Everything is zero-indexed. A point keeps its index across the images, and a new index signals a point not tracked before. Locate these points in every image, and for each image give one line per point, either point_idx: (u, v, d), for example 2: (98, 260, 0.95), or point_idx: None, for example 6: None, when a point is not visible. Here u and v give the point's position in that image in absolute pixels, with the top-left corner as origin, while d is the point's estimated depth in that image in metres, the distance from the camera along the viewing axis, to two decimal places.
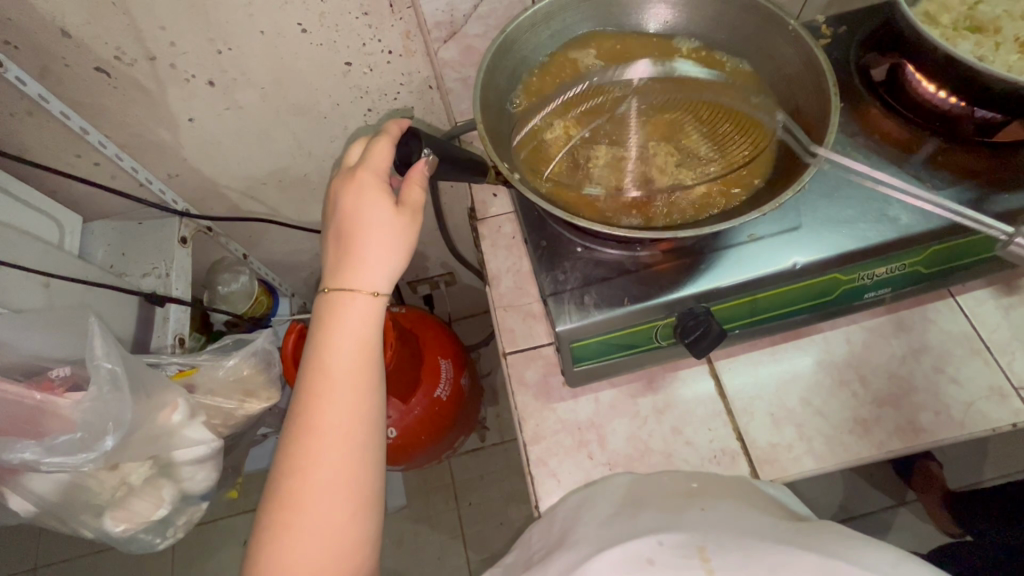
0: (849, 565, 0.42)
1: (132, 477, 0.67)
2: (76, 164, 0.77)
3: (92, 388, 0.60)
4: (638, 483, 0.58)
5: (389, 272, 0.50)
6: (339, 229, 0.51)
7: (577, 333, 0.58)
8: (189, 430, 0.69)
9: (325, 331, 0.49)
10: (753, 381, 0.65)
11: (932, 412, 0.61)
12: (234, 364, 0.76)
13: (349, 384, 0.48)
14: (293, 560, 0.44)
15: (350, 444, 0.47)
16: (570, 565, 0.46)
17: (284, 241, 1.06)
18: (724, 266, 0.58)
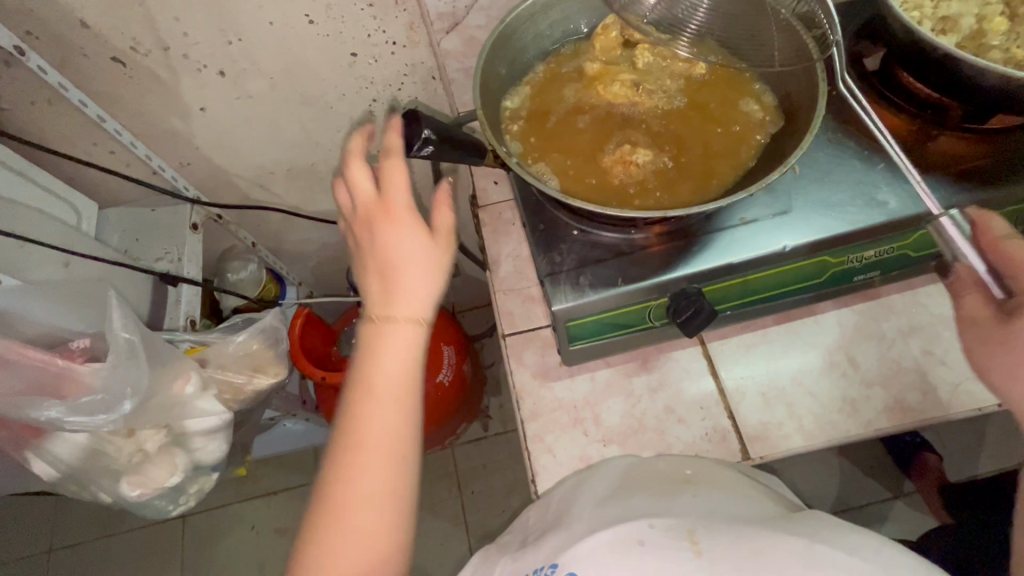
0: (835, 550, 0.43)
1: (147, 444, 0.70)
2: (94, 151, 0.80)
3: (111, 355, 0.63)
4: (634, 466, 0.59)
5: (429, 303, 0.55)
6: (382, 261, 0.55)
7: (573, 312, 0.60)
8: (199, 402, 0.71)
9: (372, 352, 0.52)
10: (746, 364, 0.67)
11: (919, 392, 0.63)
12: (243, 340, 0.77)
13: (391, 402, 0.50)
14: (336, 559, 0.46)
15: (396, 457, 0.49)
16: (563, 544, 0.48)
17: (292, 228, 1.09)
18: (716, 248, 0.60)
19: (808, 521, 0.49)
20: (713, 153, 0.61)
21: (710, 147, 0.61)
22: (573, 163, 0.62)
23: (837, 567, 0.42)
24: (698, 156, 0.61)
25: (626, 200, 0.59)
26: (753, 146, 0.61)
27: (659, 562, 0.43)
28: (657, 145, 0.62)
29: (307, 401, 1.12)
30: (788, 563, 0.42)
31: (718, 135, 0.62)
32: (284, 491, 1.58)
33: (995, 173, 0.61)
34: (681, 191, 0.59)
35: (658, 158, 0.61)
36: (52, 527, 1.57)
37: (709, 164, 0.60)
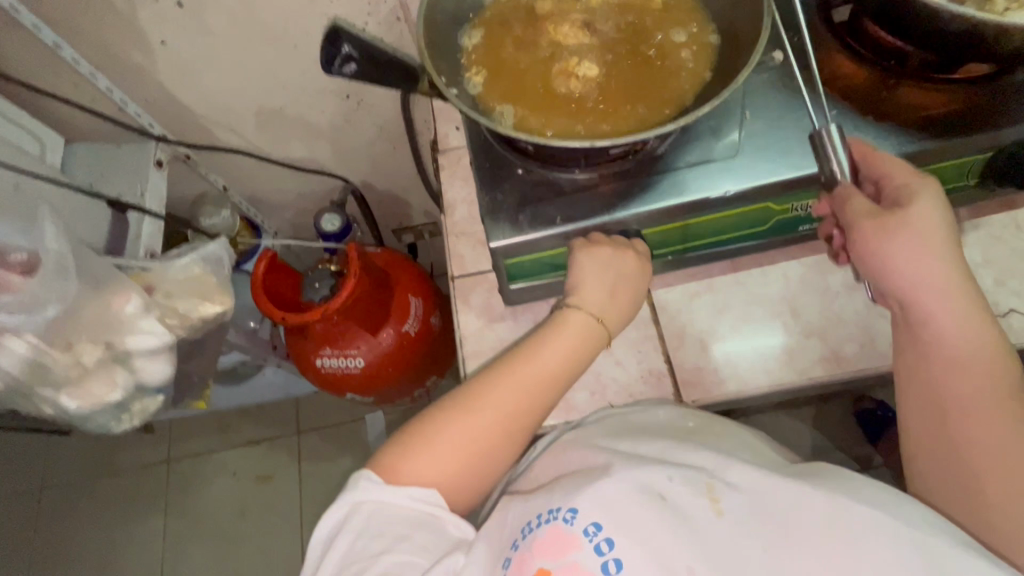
0: (855, 502, 0.45)
1: (85, 358, 0.71)
2: (56, 84, 0.80)
3: (41, 269, 0.64)
4: (638, 411, 0.61)
5: (616, 311, 0.61)
6: (598, 260, 0.59)
7: (510, 249, 0.60)
8: (142, 321, 0.74)
9: (562, 331, 0.59)
10: (689, 312, 0.67)
11: (858, 343, 0.63)
12: (184, 264, 0.77)
13: (568, 363, 0.59)
14: (463, 458, 0.56)
15: (535, 397, 0.57)
16: (578, 486, 0.50)
17: (266, 175, 1.10)
18: (657, 190, 0.60)
19: (827, 473, 0.51)
20: (660, 84, 0.59)
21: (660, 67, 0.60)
22: (519, 94, 0.61)
23: (859, 525, 0.44)
24: (648, 80, 0.60)
25: (568, 131, 0.58)
26: (700, 78, 0.59)
27: (679, 519, 0.47)
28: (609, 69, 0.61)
29: (278, 348, 1.14)
30: (808, 522, 0.45)
31: (667, 68, 0.60)
32: (266, 442, 1.62)
33: (967, 123, 0.59)
34: (623, 122, 0.58)
35: (609, 87, 0.60)
36: (42, 468, 1.62)
37: (654, 95, 0.59)
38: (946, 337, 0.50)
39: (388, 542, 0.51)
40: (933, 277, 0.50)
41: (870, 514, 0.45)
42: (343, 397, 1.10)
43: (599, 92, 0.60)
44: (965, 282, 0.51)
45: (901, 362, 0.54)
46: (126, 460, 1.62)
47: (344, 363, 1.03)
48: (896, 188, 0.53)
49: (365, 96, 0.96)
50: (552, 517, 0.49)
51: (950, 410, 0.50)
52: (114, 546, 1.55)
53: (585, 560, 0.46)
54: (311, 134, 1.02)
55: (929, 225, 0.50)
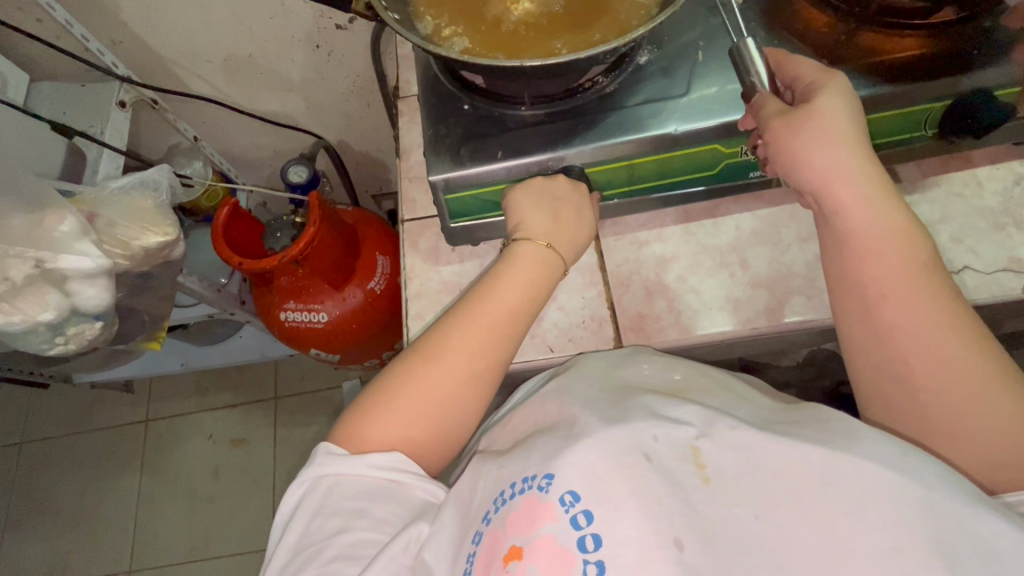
0: (854, 454, 0.42)
1: (12, 273, 0.65)
2: (17, 16, 0.80)
3: None
4: (621, 362, 0.56)
5: (567, 239, 0.59)
6: (544, 194, 0.58)
7: (451, 184, 0.59)
8: (77, 243, 0.68)
9: (509, 266, 0.58)
10: (636, 260, 0.65)
11: (804, 296, 0.62)
12: (121, 188, 0.76)
13: (519, 294, 0.57)
14: (416, 412, 0.52)
15: (487, 333, 0.54)
16: (554, 452, 0.45)
17: (238, 127, 1.09)
18: (600, 127, 0.59)
19: (826, 422, 0.47)
20: (607, 10, 0.58)
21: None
22: (463, 17, 0.59)
23: (857, 480, 0.41)
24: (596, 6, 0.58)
25: (514, 51, 0.56)
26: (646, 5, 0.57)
27: (665, 483, 0.42)
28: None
29: (246, 303, 1.14)
30: (807, 482, 0.41)
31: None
32: (243, 405, 1.62)
33: (931, 69, 0.57)
34: (571, 43, 0.56)
35: (557, 10, 0.58)
36: (24, 422, 1.64)
37: (602, 20, 0.57)
38: (861, 223, 0.52)
39: (343, 521, 0.48)
40: (845, 165, 0.52)
41: (871, 471, 0.41)
42: (308, 353, 1.10)
43: (547, 15, 0.58)
44: (871, 167, 0.52)
45: (824, 255, 0.55)
46: (105, 417, 1.63)
47: (309, 317, 1.03)
48: (807, 87, 0.55)
49: (336, 46, 0.95)
50: (527, 486, 0.44)
51: (874, 297, 0.51)
52: (89, 502, 1.57)
53: (559, 533, 0.41)
54: (282, 86, 1.02)
55: (835, 116, 0.52)
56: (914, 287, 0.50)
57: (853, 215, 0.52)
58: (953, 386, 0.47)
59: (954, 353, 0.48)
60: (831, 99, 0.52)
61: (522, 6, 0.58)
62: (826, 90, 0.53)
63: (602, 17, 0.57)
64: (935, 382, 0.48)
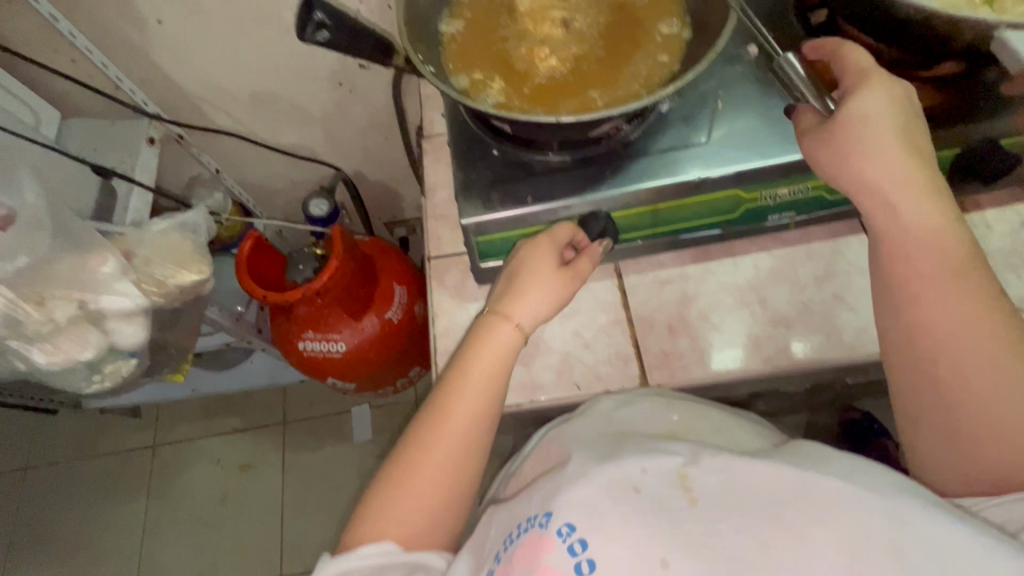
0: (824, 475, 0.44)
1: (57, 315, 0.70)
2: (52, 57, 0.82)
3: (17, 224, 0.66)
4: (620, 408, 0.58)
5: (542, 312, 0.59)
6: (517, 275, 0.59)
7: (482, 227, 0.61)
8: (117, 284, 0.71)
9: (484, 348, 0.56)
10: (659, 298, 0.67)
11: (824, 334, 0.64)
12: (161, 228, 0.77)
13: (497, 375, 0.55)
14: (406, 513, 0.50)
15: (467, 420, 0.53)
16: (550, 490, 0.47)
17: (258, 159, 1.11)
18: (625, 173, 0.61)
19: (805, 454, 0.49)
20: (634, 66, 0.60)
21: (632, 50, 0.61)
22: (496, 72, 0.61)
23: (826, 496, 0.43)
24: (623, 62, 0.60)
25: (545, 108, 0.59)
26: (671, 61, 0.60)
27: (656, 511, 0.44)
28: (583, 51, 0.61)
29: (263, 331, 1.15)
30: (787, 500, 0.43)
31: (639, 50, 0.61)
32: (251, 430, 1.62)
33: (939, 121, 0.60)
34: (600, 100, 0.58)
35: (586, 66, 0.61)
36: (29, 447, 1.63)
37: (629, 76, 0.60)
38: (897, 225, 0.53)
39: None
40: (889, 170, 0.52)
41: (846, 489, 0.43)
42: (325, 382, 1.10)
43: (576, 72, 0.60)
44: (919, 165, 0.53)
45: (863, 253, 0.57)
46: (112, 443, 1.63)
47: (326, 347, 1.04)
48: (845, 89, 0.55)
49: (358, 84, 0.97)
50: (529, 524, 0.46)
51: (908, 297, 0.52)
52: (95, 529, 1.55)
53: (558, 563, 0.41)
54: (303, 121, 1.04)
55: (876, 121, 0.52)
56: (951, 290, 0.51)
57: (886, 219, 0.53)
58: (982, 390, 0.48)
59: (1005, 364, 0.48)
60: (864, 104, 0.53)
61: (549, 61, 0.61)
62: (867, 93, 0.53)
63: (625, 74, 0.60)
64: (965, 388, 0.49)
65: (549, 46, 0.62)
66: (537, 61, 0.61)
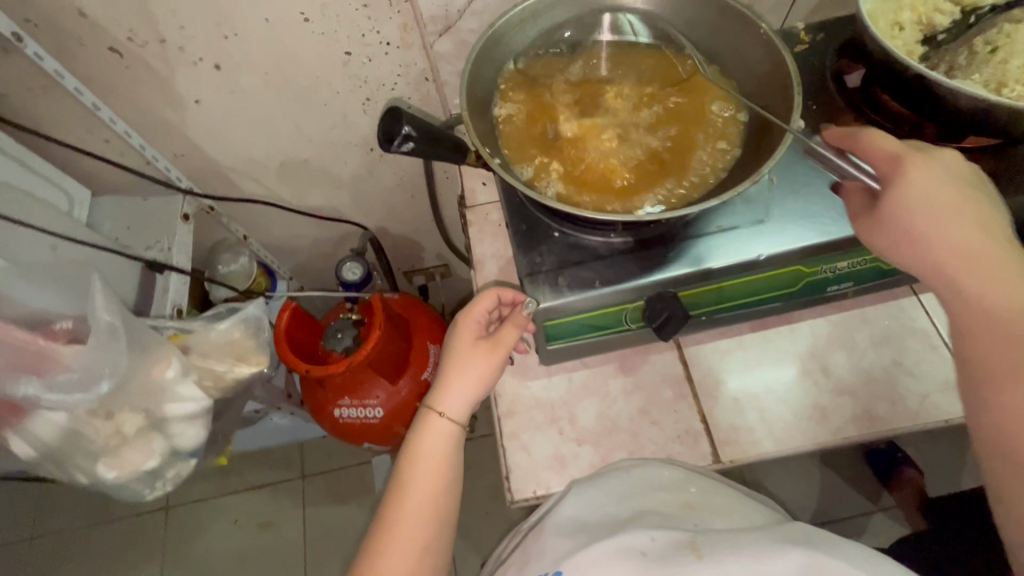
0: (828, 555, 0.49)
1: (125, 427, 0.68)
2: (87, 139, 0.81)
3: (92, 337, 0.61)
4: (637, 468, 0.61)
5: (464, 400, 0.65)
6: (443, 372, 0.67)
7: (550, 312, 0.61)
8: (181, 387, 0.71)
9: (419, 440, 0.65)
10: (721, 369, 0.68)
11: (889, 402, 0.64)
12: (226, 328, 0.76)
13: (433, 465, 0.64)
14: None
15: (414, 509, 0.62)
16: (566, 553, 0.54)
17: (284, 222, 1.10)
18: (690, 253, 0.62)
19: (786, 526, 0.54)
20: (696, 157, 0.62)
21: (693, 134, 0.63)
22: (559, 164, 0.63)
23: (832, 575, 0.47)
24: (686, 153, 0.62)
25: (611, 203, 0.60)
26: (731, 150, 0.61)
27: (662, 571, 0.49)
28: (642, 139, 0.63)
29: (292, 396, 1.13)
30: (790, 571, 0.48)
31: (699, 140, 0.62)
32: (269, 486, 1.58)
33: None
34: (665, 194, 0.60)
35: (649, 158, 0.62)
36: (36, 516, 1.57)
37: (693, 167, 0.61)
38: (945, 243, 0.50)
39: None
40: (943, 221, 0.50)
41: (836, 565, 0.48)
42: (360, 447, 1.09)
43: (639, 164, 0.62)
44: (953, 192, 0.50)
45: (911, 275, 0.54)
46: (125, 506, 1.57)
47: (363, 413, 1.02)
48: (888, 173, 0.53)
49: (388, 149, 0.96)
50: None
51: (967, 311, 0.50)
52: None
53: None
54: (331, 185, 1.02)
55: (936, 202, 0.50)
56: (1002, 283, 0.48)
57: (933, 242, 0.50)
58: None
59: None
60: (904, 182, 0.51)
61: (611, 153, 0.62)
62: (919, 169, 0.51)
63: (688, 159, 0.61)
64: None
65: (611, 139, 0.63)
66: (599, 149, 0.63)
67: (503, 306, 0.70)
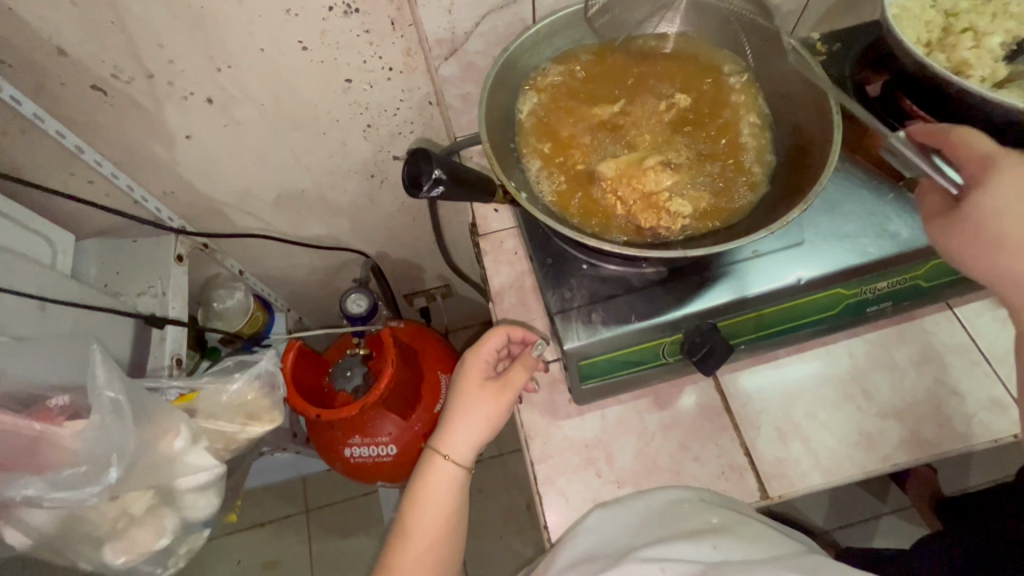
0: None
1: (133, 507, 0.63)
2: (70, 182, 0.76)
3: (94, 416, 0.57)
4: (650, 496, 0.59)
5: (469, 447, 0.61)
6: (448, 412, 0.63)
7: (585, 351, 0.58)
8: (191, 458, 0.65)
9: (423, 485, 0.62)
10: (759, 397, 0.65)
11: (935, 424, 0.62)
12: (238, 389, 0.72)
13: (438, 513, 0.61)
14: None
15: (417, 560, 0.59)
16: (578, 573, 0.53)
17: (280, 254, 1.05)
18: (728, 281, 0.59)
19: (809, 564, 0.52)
20: (729, 175, 0.59)
21: (725, 152, 0.61)
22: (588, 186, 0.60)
23: None
24: (720, 173, 0.60)
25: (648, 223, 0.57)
26: (766, 169, 0.59)
27: None
28: (682, 153, 0.61)
29: (297, 435, 1.08)
30: None
31: (729, 156, 0.60)
32: (272, 522, 1.51)
33: None
34: (699, 215, 0.57)
35: (683, 176, 0.59)
36: None
37: (727, 186, 0.59)
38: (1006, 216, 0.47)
39: None
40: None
41: None
42: (372, 485, 1.05)
43: (675, 180, 0.58)
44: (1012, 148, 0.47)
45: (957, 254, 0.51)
46: None
47: (375, 451, 0.98)
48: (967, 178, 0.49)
49: (389, 175, 0.92)
50: None
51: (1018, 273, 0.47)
52: None
53: None
54: (329, 215, 0.98)
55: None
56: None
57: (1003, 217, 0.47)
58: None
59: None
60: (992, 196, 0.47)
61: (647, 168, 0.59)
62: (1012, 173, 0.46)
63: (733, 171, 0.60)
64: None
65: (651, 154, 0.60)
66: (639, 165, 0.60)
67: (513, 344, 0.67)
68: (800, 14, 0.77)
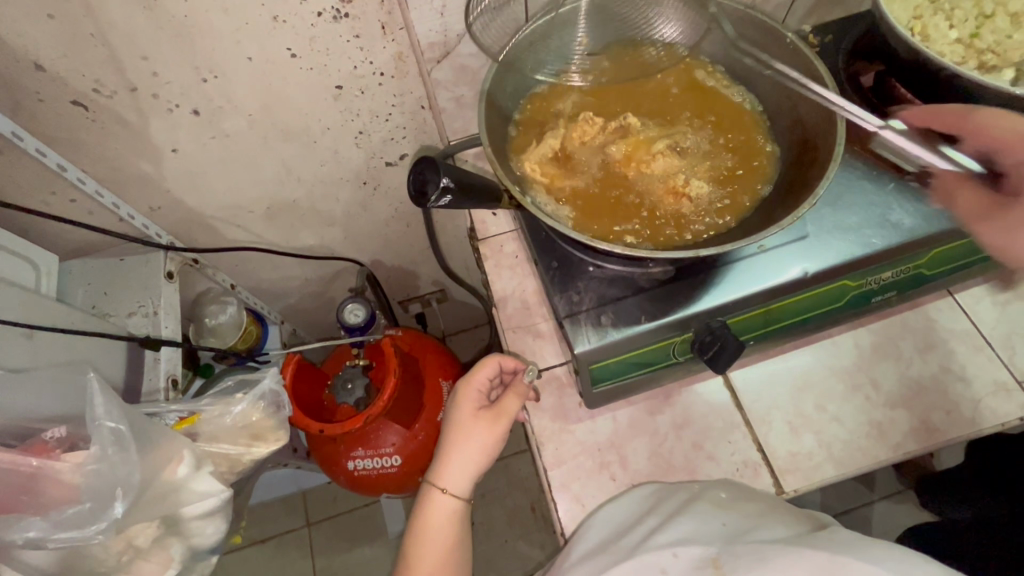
0: (861, 562, 0.46)
1: (139, 539, 0.60)
2: (52, 203, 0.73)
3: (94, 448, 0.55)
4: (661, 488, 0.59)
5: (466, 479, 0.60)
6: (443, 444, 0.62)
7: (596, 354, 0.57)
8: (197, 484, 0.63)
9: (421, 521, 0.60)
10: (768, 393, 0.65)
11: (943, 411, 0.63)
12: (242, 411, 0.70)
13: (439, 550, 0.59)
14: None
15: None
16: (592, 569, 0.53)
17: (272, 267, 1.03)
18: (736, 277, 0.58)
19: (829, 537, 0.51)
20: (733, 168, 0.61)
21: (725, 147, 0.62)
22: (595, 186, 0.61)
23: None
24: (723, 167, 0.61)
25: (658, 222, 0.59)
26: (767, 163, 0.61)
27: None
28: (681, 134, 0.63)
29: (298, 450, 1.06)
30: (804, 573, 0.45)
31: (730, 151, 0.62)
32: (273, 539, 1.49)
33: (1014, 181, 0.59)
34: (707, 210, 0.59)
35: (688, 172, 0.61)
36: None
37: (730, 182, 0.60)
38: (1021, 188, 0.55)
39: None
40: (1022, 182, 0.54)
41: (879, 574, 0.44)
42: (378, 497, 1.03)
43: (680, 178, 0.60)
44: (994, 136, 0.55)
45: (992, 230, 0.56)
46: None
47: (379, 463, 0.96)
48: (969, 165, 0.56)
49: (382, 181, 0.90)
50: None
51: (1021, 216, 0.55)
52: None
53: None
54: (322, 224, 0.96)
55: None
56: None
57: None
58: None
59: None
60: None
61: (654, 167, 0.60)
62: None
63: (735, 166, 0.61)
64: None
65: (655, 151, 0.61)
66: (648, 160, 0.61)
67: (504, 373, 0.66)
68: (791, 6, 0.77)
